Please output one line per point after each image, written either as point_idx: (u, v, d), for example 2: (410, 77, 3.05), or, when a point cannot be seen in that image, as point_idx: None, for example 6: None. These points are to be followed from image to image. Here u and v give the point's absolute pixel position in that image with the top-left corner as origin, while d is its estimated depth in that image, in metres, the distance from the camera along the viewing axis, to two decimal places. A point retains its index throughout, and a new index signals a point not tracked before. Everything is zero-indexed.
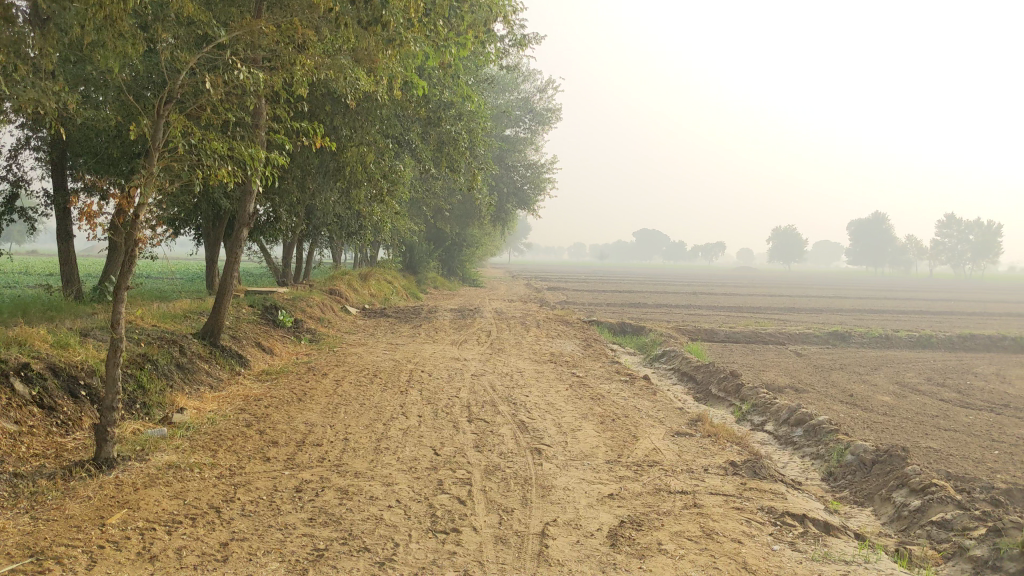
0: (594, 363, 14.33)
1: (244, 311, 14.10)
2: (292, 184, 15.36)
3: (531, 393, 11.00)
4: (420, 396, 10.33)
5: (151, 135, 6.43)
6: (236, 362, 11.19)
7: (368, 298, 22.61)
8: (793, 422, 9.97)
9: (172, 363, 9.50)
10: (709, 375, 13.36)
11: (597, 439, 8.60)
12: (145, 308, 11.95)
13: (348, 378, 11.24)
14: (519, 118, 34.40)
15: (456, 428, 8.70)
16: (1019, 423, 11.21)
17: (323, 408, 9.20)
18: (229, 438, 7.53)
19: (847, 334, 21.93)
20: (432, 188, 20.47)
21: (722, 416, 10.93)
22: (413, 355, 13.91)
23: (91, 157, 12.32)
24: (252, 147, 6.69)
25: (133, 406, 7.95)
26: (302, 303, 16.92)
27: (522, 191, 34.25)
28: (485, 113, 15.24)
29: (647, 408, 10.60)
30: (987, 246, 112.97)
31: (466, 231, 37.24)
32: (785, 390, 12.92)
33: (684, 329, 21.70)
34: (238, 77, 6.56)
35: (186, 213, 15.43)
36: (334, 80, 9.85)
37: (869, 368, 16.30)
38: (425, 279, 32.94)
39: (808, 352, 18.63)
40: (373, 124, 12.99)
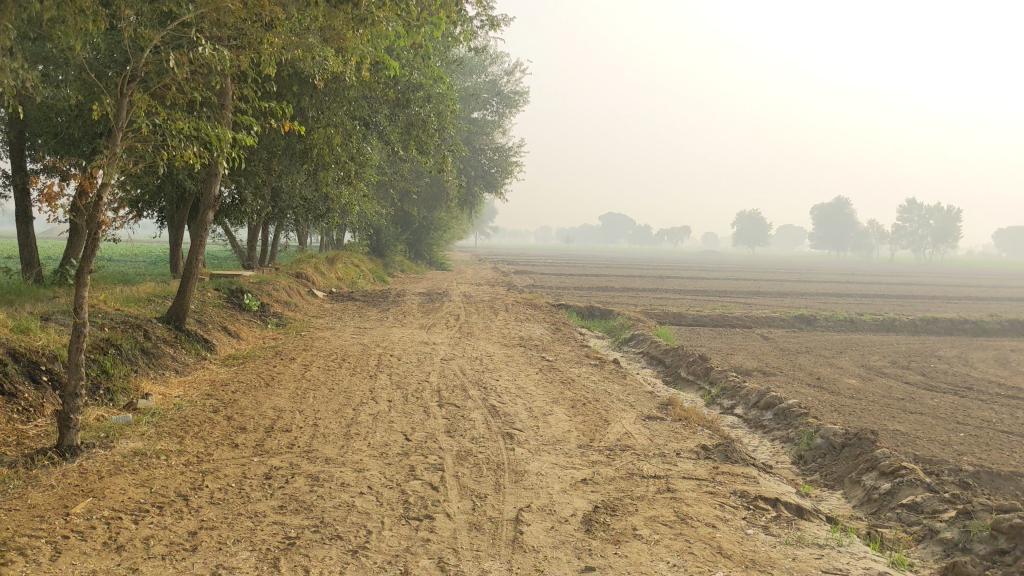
0: (563, 347, 14.32)
1: (209, 295, 13.89)
2: (258, 166, 15.14)
3: (501, 378, 10.95)
4: (389, 380, 10.24)
5: (115, 115, 6.26)
6: (202, 346, 11.01)
7: (335, 282, 22.43)
8: (763, 406, 10.01)
9: (136, 348, 9.33)
10: (678, 359, 13.40)
11: (569, 424, 8.57)
12: (108, 291, 11.73)
13: (316, 363, 11.12)
14: (486, 100, 34.22)
15: (427, 413, 8.63)
16: (983, 405, 11.36)
17: (292, 393, 9.08)
18: (197, 424, 7.40)
19: (812, 317, 22.12)
20: (399, 171, 20.29)
21: (692, 399, 10.96)
22: (381, 339, 13.80)
23: (51, 137, 12.03)
24: (219, 128, 6.53)
25: (96, 392, 7.78)
26: (268, 287, 16.72)
27: (489, 175, 34.11)
28: (454, 95, 15.09)
29: (617, 392, 10.60)
30: (947, 231, 114.53)
31: (433, 214, 37.07)
32: (753, 373, 12.99)
33: (652, 312, 21.77)
34: (204, 54, 6.39)
35: (149, 195, 15.16)
36: (303, 60, 9.68)
37: (835, 351, 16.45)
38: (392, 263, 32.76)
39: (775, 336, 18.77)
40: (341, 106, 12.82)
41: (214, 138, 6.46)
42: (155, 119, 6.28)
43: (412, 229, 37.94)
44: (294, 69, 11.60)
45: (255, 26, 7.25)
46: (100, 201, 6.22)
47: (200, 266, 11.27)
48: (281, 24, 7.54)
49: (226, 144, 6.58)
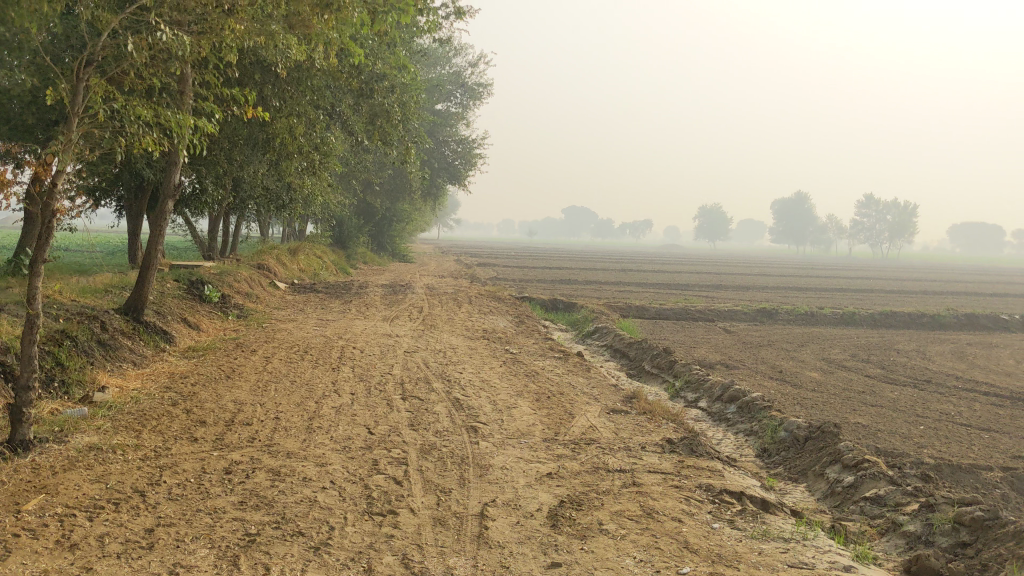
0: (527, 340, 14.28)
1: (168, 286, 13.65)
2: (219, 155, 14.90)
3: (465, 370, 10.88)
4: (352, 373, 10.12)
5: (69, 100, 6.08)
6: (161, 338, 10.80)
7: (297, 273, 22.20)
8: (727, 399, 10.04)
9: (93, 340, 9.12)
10: (642, 351, 13.41)
11: (533, 417, 8.52)
12: (63, 282, 11.48)
13: (278, 354, 10.97)
14: (450, 92, 34.05)
15: (390, 406, 8.53)
16: (942, 398, 11.48)
17: (253, 385, 8.93)
18: (155, 418, 7.24)
19: (774, 311, 22.29)
20: (363, 162, 20.12)
21: (656, 392, 10.96)
22: (344, 331, 13.66)
23: (4, 123, 11.73)
24: (179, 114, 6.37)
25: (50, 385, 7.59)
26: (229, 278, 16.47)
27: (453, 166, 33.98)
28: (419, 85, 14.96)
29: (581, 385, 10.57)
30: (905, 226, 116.08)
31: (397, 206, 36.87)
32: (717, 366, 13.03)
33: (616, 305, 21.80)
34: (163, 39, 6.22)
35: (107, 183, 14.86)
36: (266, 47, 9.51)
37: (797, 345, 16.58)
38: (355, 254, 32.52)
39: (737, 329, 18.88)
40: (305, 94, 12.64)
41: (174, 125, 6.30)
42: (113, 105, 6.10)
43: (375, 220, 37.67)
44: (256, 57, 11.41)
45: (217, 11, 7.08)
46: (54, 188, 6.04)
47: (159, 256, 11.05)
48: (243, 10, 7.38)
49: (186, 131, 6.42)
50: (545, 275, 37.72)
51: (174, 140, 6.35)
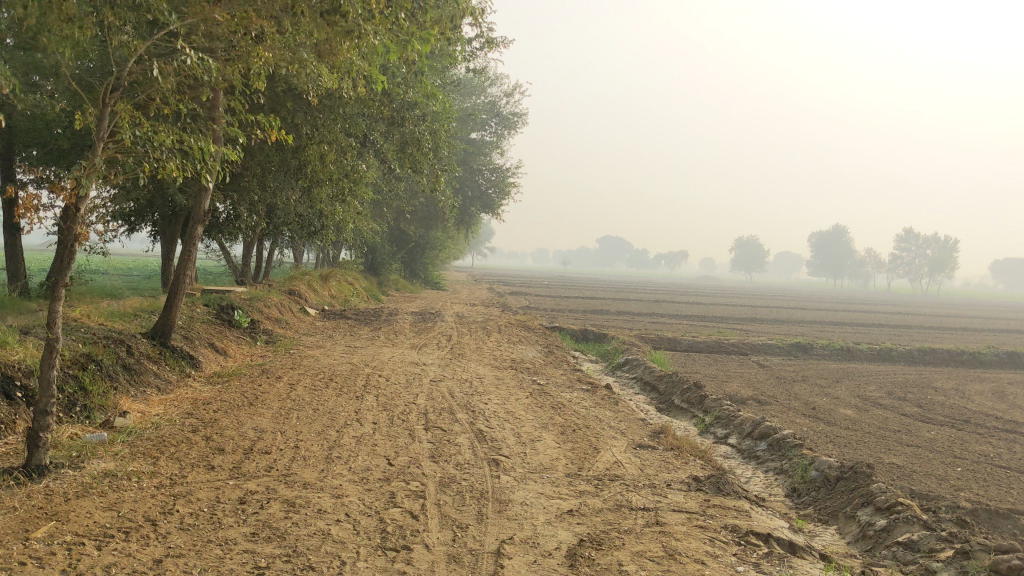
0: (555, 371, 14.12)
1: (198, 310, 13.70)
2: (251, 182, 14.99)
3: (490, 401, 10.74)
4: (376, 401, 10.03)
5: (95, 125, 6.09)
6: (186, 363, 10.79)
7: (328, 300, 22.25)
8: (757, 436, 9.80)
9: (118, 364, 9.12)
10: (672, 385, 13.19)
11: (557, 451, 8.37)
12: (93, 305, 11.54)
13: (303, 382, 10.91)
14: (485, 122, 34.16)
15: (412, 436, 8.42)
16: (981, 439, 11.14)
17: (275, 413, 8.87)
18: (174, 444, 7.19)
19: (809, 345, 21.93)
20: (395, 189, 20.16)
21: (684, 428, 10.75)
22: (371, 359, 13.59)
23: (40, 148, 11.89)
24: (203, 141, 6.35)
25: (72, 409, 7.58)
26: (259, 304, 16.50)
27: (487, 195, 34.03)
28: (450, 114, 14.96)
29: (608, 419, 10.39)
30: (945, 261, 114.41)
31: (430, 234, 36.97)
32: (748, 402, 12.78)
33: (647, 337, 21.56)
34: (189, 65, 6.22)
35: (141, 208, 14.99)
36: (297, 75, 9.55)
37: (831, 381, 16.24)
38: (387, 282, 32.59)
39: (771, 363, 18.56)
40: (337, 122, 12.68)
41: (198, 151, 6.28)
42: (138, 130, 6.09)
43: (408, 247, 37.76)
44: (287, 83, 11.46)
45: (246, 38, 7.10)
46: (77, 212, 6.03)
47: (187, 281, 11.07)
48: (271, 37, 7.38)
49: (210, 157, 6.40)
50: (578, 305, 37.54)
51: (197, 166, 6.32)
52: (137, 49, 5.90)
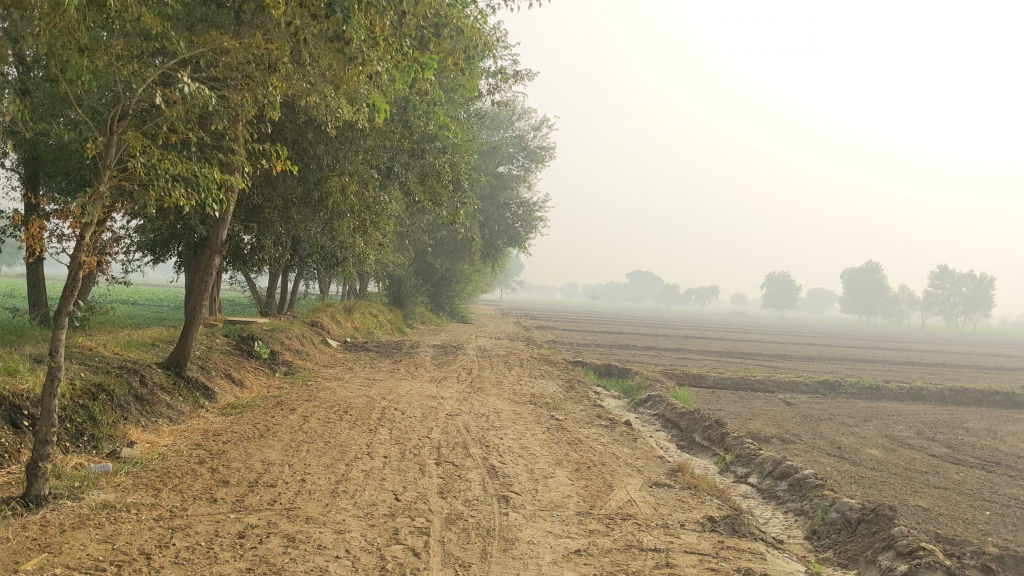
0: (575, 407, 13.91)
1: (217, 341, 13.69)
2: (272, 213, 15.03)
3: (506, 436, 10.58)
4: (390, 435, 9.89)
5: (103, 152, 6.06)
6: (201, 394, 10.73)
7: (351, 332, 22.23)
8: (778, 475, 9.54)
9: (130, 395, 9.08)
10: (694, 422, 12.92)
11: (569, 488, 8.18)
12: (111, 335, 11.56)
13: (317, 414, 10.81)
14: (512, 155, 34.22)
15: (422, 471, 8.28)
16: (1013, 482, 10.78)
17: (285, 445, 8.77)
18: (178, 476, 7.10)
19: (837, 383, 21.51)
20: (418, 221, 20.14)
21: (704, 466, 10.51)
22: (389, 392, 13.48)
23: (64, 178, 12.00)
24: (210, 169, 6.31)
25: (79, 439, 7.53)
26: (280, 335, 16.48)
27: (513, 229, 34.01)
28: (471, 147, 14.94)
29: (625, 456, 10.18)
30: (980, 300, 112.77)
31: (457, 267, 37.01)
32: (771, 440, 12.50)
33: (672, 373, 21.27)
34: (197, 92, 6.19)
35: (164, 239, 15.07)
36: (315, 107, 9.55)
37: (859, 420, 15.88)
38: (412, 314, 32.57)
39: (797, 401, 18.21)
40: (358, 153, 12.72)
41: (204, 180, 6.23)
42: (146, 158, 6.06)
43: (434, 280, 37.80)
44: (307, 115, 11.49)
45: (257, 67, 7.09)
46: (82, 240, 5.99)
47: (203, 311, 11.04)
48: (284, 67, 7.38)
49: (217, 185, 6.36)
50: (604, 340, 37.26)
51: (204, 194, 6.27)
52: (144, 76, 5.88)
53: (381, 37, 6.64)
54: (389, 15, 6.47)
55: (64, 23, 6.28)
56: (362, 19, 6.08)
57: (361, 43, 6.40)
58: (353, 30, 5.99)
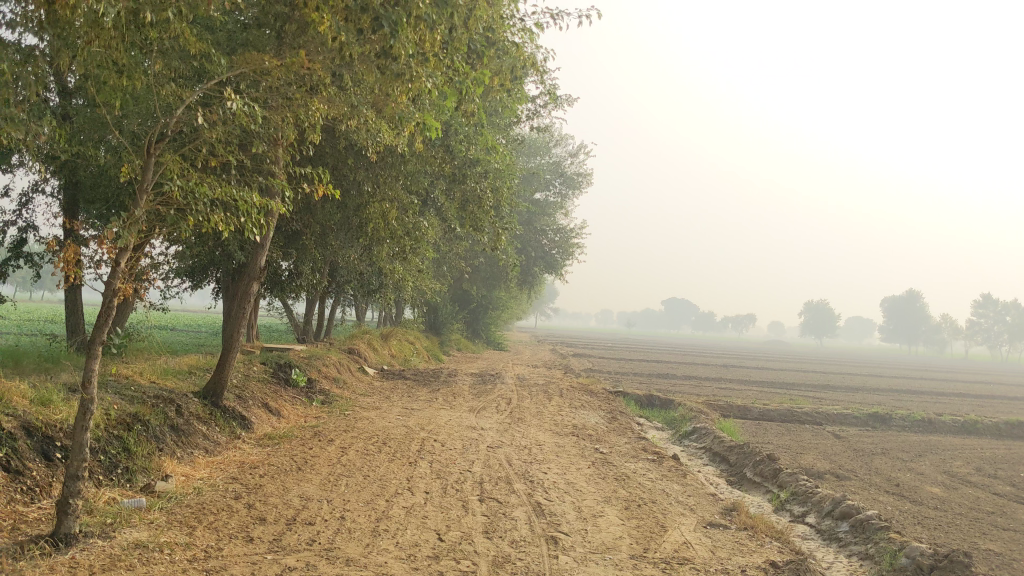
0: (620, 439, 13.49)
1: (254, 369, 13.47)
2: (310, 239, 14.87)
3: (550, 471, 10.19)
4: (430, 469, 9.55)
5: (140, 175, 5.81)
6: (237, 424, 10.47)
7: (387, 359, 22.02)
8: (838, 516, 9.06)
9: (166, 425, 8.84)
10: (744, 456, 12.45)
11: (621, 529, 7.77)
12: (148, 363, 11.37)
13: (355, 446, 10.51)
14: (549, 182, 34.04)
15: (466, 508, 7.92)
16: None
17: (324, 479, 8.47)
18: (213, 512, 6.80)
19: (887, 416, 20.84)
20: (456, 247, 19.87)
21: (758, 504, 10.04)
22: (428, 422, 13.15)
23: (102, 204, 11.84)
24: (250, 193, 6.04)
25: (113, 472, 7.28)
26: (317, 363, 16.26)
27: (551, 256, 33.71)
28: (512, 171, 14.62)
29: (676, 493, 9.74)
30: None
31: (493, 293, 36.86)
32: (825, 476, 11.99)
33: (716, 404, 20.73)
34: (236, 111, 5.94)
35: (202, 265, 14.93)
36: (357, 132, 9.33)
37: (914, 455, 15.27)
38: (449, 341, 32.40)
39: (847, 435, 17.61)
40: (399, 179, 12.53)
41: (245, 203, 5.97)
42: (186, 182, 5.80)
43: (470, 307, 37.63)
44: (347, 139, 11.32)
45: (300, 90, 6.84)
46: (117, 266, 5.73)
47: (240, 340, 10.78)
48: (326, 88, 7.13)
49: (258, 210, 6.09)
50: (643, 368, 36.76)
51: (244, 220, 6.00)
52: (182, 96, 5.64)
53: (429, 53, 6.34)
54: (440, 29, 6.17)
55: (103, 44, 6.09)
56: (412, 33, 5.78)
57: (410, 59, 6.09)
58: (403, 45, 5.70)
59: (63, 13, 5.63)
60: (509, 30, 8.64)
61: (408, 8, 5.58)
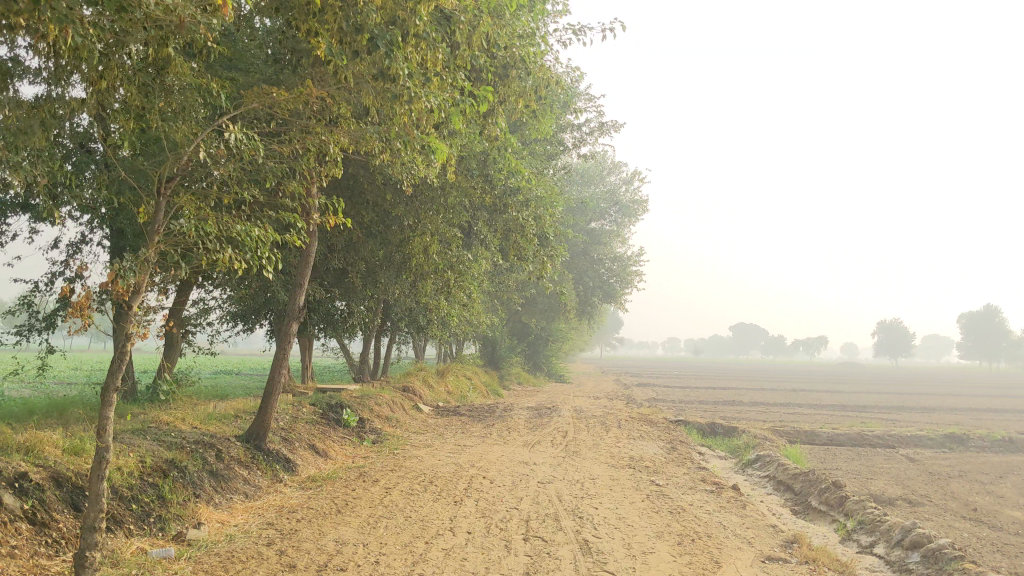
0: (678, 469, 13.04)
1: (303, 411, 13.33)
2: (356, 276, 14.83)
3: (601, 506, 9.81)
4: (475, 508, 9.23)
5: (151, 216, 5.63)
6: (281, 467, 10.31)
7: (444, 396, 21.83)
8: (908, 545, 8.50)
9: (204, 471, 8.69)
10: (809, 484, 11.90)
11: (671, 566, 7.35)
12: (193, 408, 11.31)
13: (401, 485, 10.27)
14: (603, 211, 33.81)
15: (508, 548, 7.59)
16: None
17: (363, 522, 8.21)
18: (242, 560, 6.59)
19: (965, 436, 19.92)
20: (506, 279, 19.70)
21: (823, 535, 9.51)
22: (479, 459, 12.85)
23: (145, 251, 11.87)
24: (262, 230, 5.85)
25: (144, 520, 7.11)
26: (369, 402, 16.11)
27: (608, 285, 33.34)
28: (555, 199, 14.40)
29: (734, 525, 9.27)
30: None
31: (552, 325, 36.62)
32: (897, 502, 11.37)
33: (783, 430, 20.06)
34: (243, 145, 5.75)
35: (252, 309, 14.92)
36: (388, 166, 9.22)
37: (994, 477, 14.47)
38: (508, 375, 32.18)
39: (921, 457, 16.83)
40: (439, 213, 12.40)
41: (252, 237, 5.81)
42: (197, 220, 5.65)
43: (529, 339, 37.42)
44: (382, 173, 11.24)
45: (315, 124, 6.66)
46: (130, 309, 5.55)
47: (282, 381, 10.63)
48: (344, 120, 6.98)
49: (265, 244, 5.94)
50: (709, 396, 36.04)
51: (252, 254, 5.85)
52: (188, 132, 5.44)
53: (433, 73, 6.18)
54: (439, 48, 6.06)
55: (111, 88, 5.97)
56: (409, 53, 5.64)
57: (411, 79, 5.91)
58: (401, 64, 5.50)
59: (68, 60, 5.53)
60: (533, 52, 8.48)
61: (406, 27, 5.46)
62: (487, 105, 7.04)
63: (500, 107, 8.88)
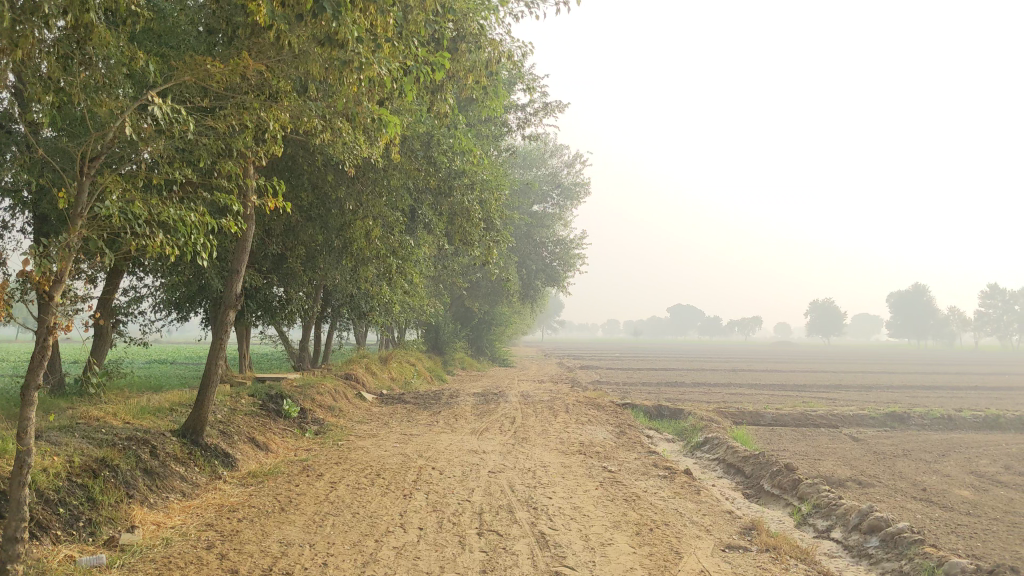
0: (629, 455, 12.84)
1: (241, 403, 12.81)
2: (296, 261, 14.29)
3: (555, 495, 9.53)
4: (426, 501, 8.89)
5: (73, 200, 5.15)
6: (220, 463, 9.83)
7: (387, 383, 21.39)
8: (866, 530, 8.38)
9: (138, 469, 8.21)
10: (760, 467, 11.79)
11: (631, 558, 7.10)
12: (125, 402, 10.74)
13: (346, 479, 9.87)
14: (545, 194, 33.46)
15: (462, 545, 7.27)
16: None
17: (308, 520, 7.82)
18: (180, 567, 6.16)
19: (906, 414, 20.11)
20: (451, 262, 19.27)
21: (779, 520, 9.38)
22: (426, 449, 12.48)
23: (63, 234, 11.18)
24: (195, 213, 5.42)
25: (74, 526, 6.63)
26: (311, 392, 15.63)
27: (551, 268, 33.13)
28: (501, 180, 14.03)
29: (690, 513, 9.08)
30: None
31: (495, 309, 36.31)
32: (848, 484, 11.31)
33: (729, 411, 20.04)
34: (174, 121, 5.27)
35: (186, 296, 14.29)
36: (330, 145, 8.76)
37: (938, 456, 14.54)
38: (451, 360, 31.82)
39: (866, 436, 16.93)
40: (382, 195, 11.97)
41: (185, 223, 5.38)
42: (125, 203, 5.19)
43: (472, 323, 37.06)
44: (323, 153, 10.76)
45: (254, 100, 6.23)
46: (51, 300, 5.09)
47: (219, 372, 10.12)
48: (286, 94, 6.54)
49: (200, 230, 5.52)
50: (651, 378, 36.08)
51: (186, 240, 5.42)
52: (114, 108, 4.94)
53: (382, 39, 5.80)
54: (388, 13, 5.63)
55: (26, 58, 5.42)
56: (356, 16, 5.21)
57: (360, 45, 5.53)
58: (348, 28, 5.11)
59: None
60: (481, 26, 8.06)
61: None
62: (436, 76, 6.64)
63: (446, 83, 8.47)
